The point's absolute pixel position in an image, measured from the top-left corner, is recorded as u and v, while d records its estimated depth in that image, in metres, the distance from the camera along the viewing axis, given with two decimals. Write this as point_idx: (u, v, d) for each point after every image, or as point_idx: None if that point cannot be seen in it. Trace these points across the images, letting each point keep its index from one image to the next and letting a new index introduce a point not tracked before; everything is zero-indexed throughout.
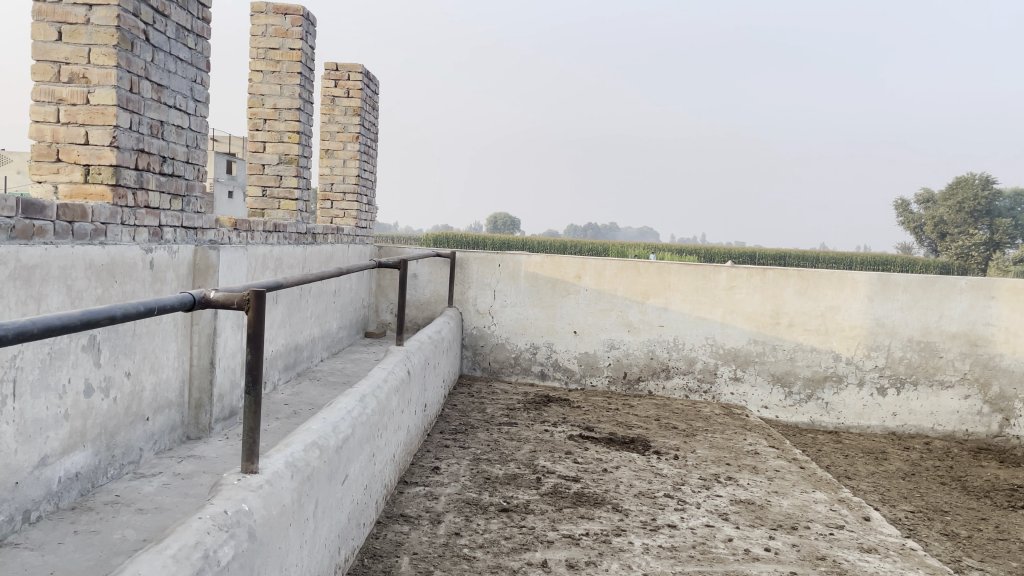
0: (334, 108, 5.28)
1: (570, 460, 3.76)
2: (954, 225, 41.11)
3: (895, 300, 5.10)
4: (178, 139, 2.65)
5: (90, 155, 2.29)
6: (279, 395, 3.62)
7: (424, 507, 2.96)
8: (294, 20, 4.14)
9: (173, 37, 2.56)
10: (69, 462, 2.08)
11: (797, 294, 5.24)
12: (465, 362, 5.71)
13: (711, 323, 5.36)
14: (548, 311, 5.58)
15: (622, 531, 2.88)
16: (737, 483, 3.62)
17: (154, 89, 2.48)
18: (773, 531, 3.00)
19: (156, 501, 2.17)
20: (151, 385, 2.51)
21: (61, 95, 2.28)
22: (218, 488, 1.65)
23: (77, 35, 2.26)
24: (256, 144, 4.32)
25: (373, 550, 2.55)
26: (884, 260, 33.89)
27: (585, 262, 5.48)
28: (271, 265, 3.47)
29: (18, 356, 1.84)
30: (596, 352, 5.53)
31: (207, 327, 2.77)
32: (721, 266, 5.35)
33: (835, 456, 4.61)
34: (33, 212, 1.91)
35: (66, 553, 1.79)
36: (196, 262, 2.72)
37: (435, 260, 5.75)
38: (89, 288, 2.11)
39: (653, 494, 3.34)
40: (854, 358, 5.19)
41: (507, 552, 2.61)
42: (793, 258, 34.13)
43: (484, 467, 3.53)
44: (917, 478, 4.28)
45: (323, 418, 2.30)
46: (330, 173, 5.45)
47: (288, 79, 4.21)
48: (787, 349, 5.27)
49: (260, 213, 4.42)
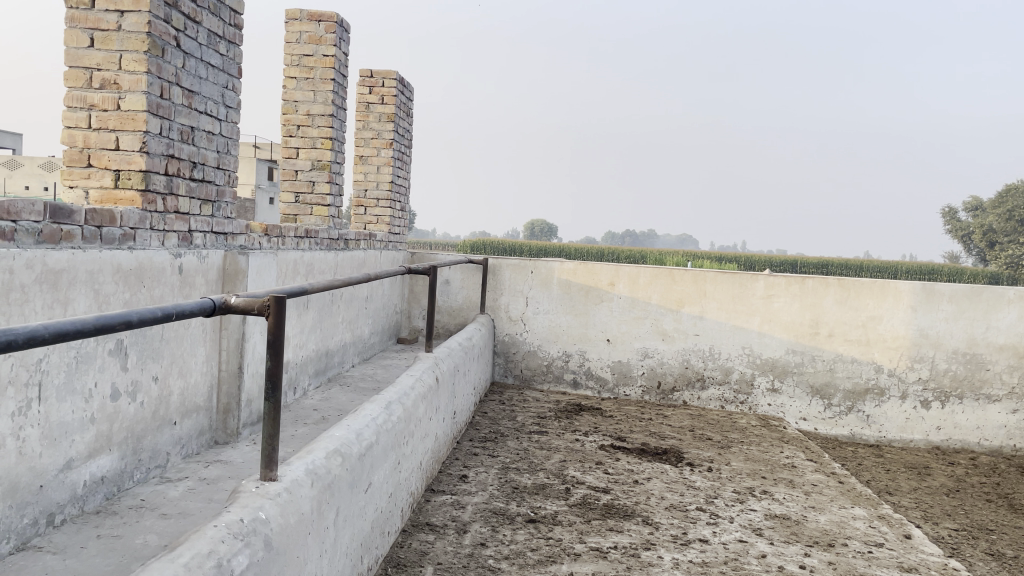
0: (369, 115, 5.31)
1: (600, 470, 3.69)
2: (1003, 234, 40.05)
3: (939, 311, 4.95)
4: (209, 145, 2.66)
5: (120, 161, 2.31)
6: (308, 400, 3.62)
7: (450, 516, 2.93)
8: (327, 27, 4.18)
9: (205, 43, 2.58)
10: (95, 466, 2.09)
11: (837, 303, 5.11)
12: (497, 369, 5.68)
13: (748, 332, 5.26)
14: (581, 319, 5.53)
15: (652, 545, 2.81)
16: (772, 497, 3.53)
17: (185, 95, 2.49)
18: (808, 548, 2.91)
19: (180, 506, 2.17)
20: (179, 390, 2.52)
21: (92, 101, 2.30)
22: (235, 495, 1.63)
23: (109, 41, 2.28)
24: (290, 150, 4.34)
25: (397, 559, 2.53)
26: (929, 269, 33.10)
27: (619, 269, 5.43)
28: (302, 270, 3.48)
29: (43, 360, 1.85)
30: (629, 361, 5.45)
31: (236, 332, 2.77)
32: (759, 274, 5.25)
33: (876, 470, 4.48)
34: (61, 217, 1.90)
35: (87, 557, 1.79)
36: (225, 267, 2.72)
37: (468, 266, 5.73)
38: (117, 293, 2.12)
39: (684, 507, 3.26)
40: (896, 370, 5.04)
41: (533, 564, 2.57)
42: (836, 267, 33.50)
43: (512, 477, 3.49)
44: (962, 495, 4.13)
45: (347, 425, 2.28)
46: (363, 179, 5.46)
47: (322, 86, 4.23)
48: (826, 360, 5.14)
49: (293, 218, 4.44)
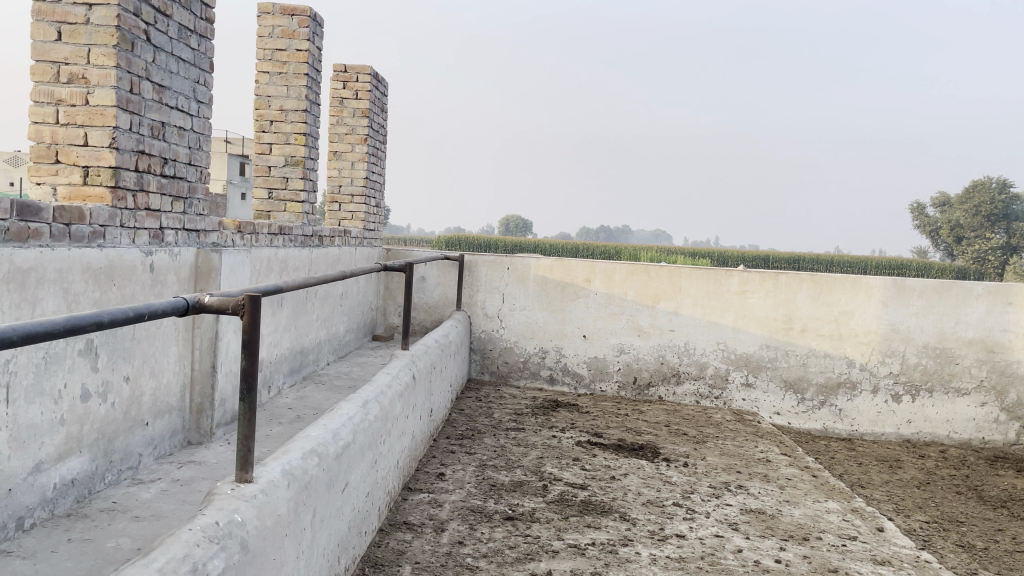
0: (343, 110, 5.26)
1: (577, 467, 3.70)
2: (970, 229, 40.76)
3: (910, 306, 5.02)
4: (180, 140, 2.62)
5: (89, 157, 2.26)
6: (283, 399, 3.59)
7: (428, 515, 2.92)
8: (300, 21, 4.13)
9: (175, 37, 2.54)
10: (66, 468, 2.05)
11: (810, 298, 5.16)
12: (473, 366, 5.67)
13: (723, 328, 5.29)
14: (557, 315, 5.53)
15: (629, 540, 2.82)
16: (748, 491, 3.56)
17: (155, 89, 2.45)
18: (784, 542, 2.94)
19: (153, 508, 2.13)
20: (151, 389, 2.48)
21: (60, 96, 2.26)
22: (210, 497, 1.61)
23: (77, 35, 2.23)
24: (263, 145, 4.29)
25: (374, 559, 2.51)
26: (898, 265, 33.57)
27: (595, 265, 5.44)
28: (276, 267, 3.44)
29: (11, 360, 1.81)
30: (605, 356, 5.47)
31: (209, 331, 2.74)
32: (733, 270, 5.28)
33: (849, 464, 4.54)
34: (28, 215, 1.86)
35: (57, 562, 1.75)
36: (198, 265, 2.68)
37: (444, 262, 5.71)
38: (87, 292, 2.07)
39: (661, 502, 3.28)
40: (868, 364, 5.10)
41: (511, 562, 2.56)
42: (808, 262, 33.88)
43: (489, 474, 3.48)
44: (933, 487, 4.19)
45: (323, 424, 2.26)
46: (338, 175, 5.42)
47: (295, 81, 4.19)
48: (799, 355, 5.20)
49: (266, 215, 4.38)
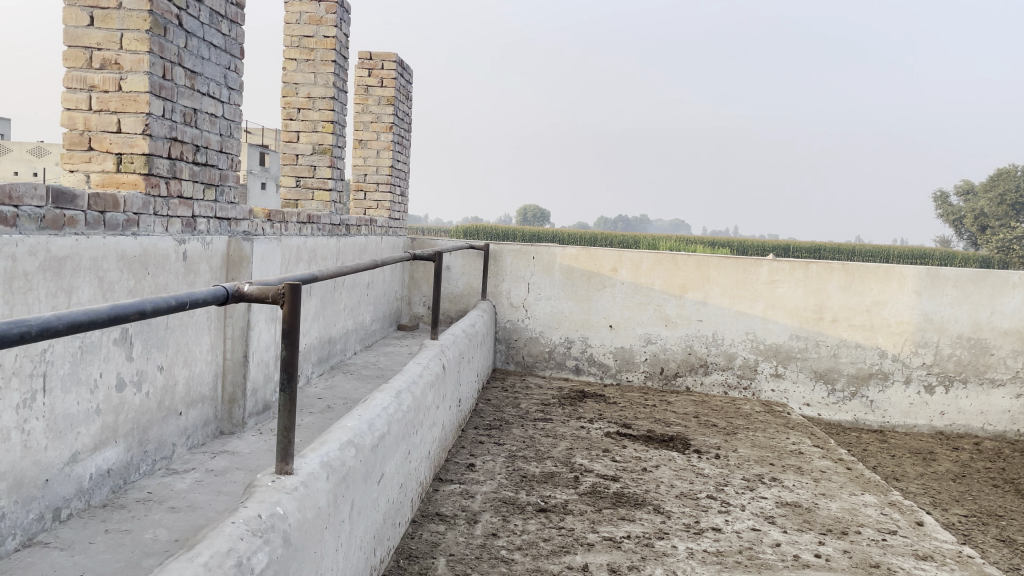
0: (368, 98, 5.23)
1: (608, 458, 3.66)
2: (995, 218, 40.21)
3: (944, 296, 4.92)
4: (212, 127, 2.59)
5: (122, 144, 2.23)
6: (312, 389, 3.57)
7: (460, 506, 2.89)
8: (328, 7, 4.09)
9: (207, 22, 2.50)
10: (101, 458, 2.03)
11: (842, 288, 5.07)
12: (499, 356, 5.63)
13: (752, 318, 5.22)
14: (583, 305, 5.48)
15: (665, 534, 2.78)
16: (782, 484, 3.50)
17: (187, 75, 2.42)
18: (822, 536, 2.88)
19: (189, 499, 2.11)
20: (184, 379, 2.46)
21: (93, 82, 2.23)
22: (251, 489, 1.57)
23: (109, 20, 2.20)
24: (291, 133, 4.27)
25: (409, 551, 2.48)
26: (922, 253, 33.00)
27: (622, 254, 5.37)
28: (305, 256, 3.42)
29: (48, 350, 1.79)
30: (632, 347, 5.41)
31: (241, 320, 2.71)
32: (763, 259, 5.20)
33: (881, 456, 4.46)
34: (63, 202, 1.84)
35: (96, 554, 1.73)
36: (230, 253, 2.66)
37: (469, 252, 5.67)
38: (122, 280, 2.05)
39: (695, 495, 3.23)
40: (900, 355, 5.01)
41: (547, 555, 2.53)
42: (829, 252, 33.57)
43: (520, 465, 3.44)
44: (968, 480, 4.11)
45: (358, 415, 2.22)
46: (363, 163, 5.38)
47: (322, 68, 4.16)
48: (830, 345, 5.11)
49: (294, 203, 4.37)
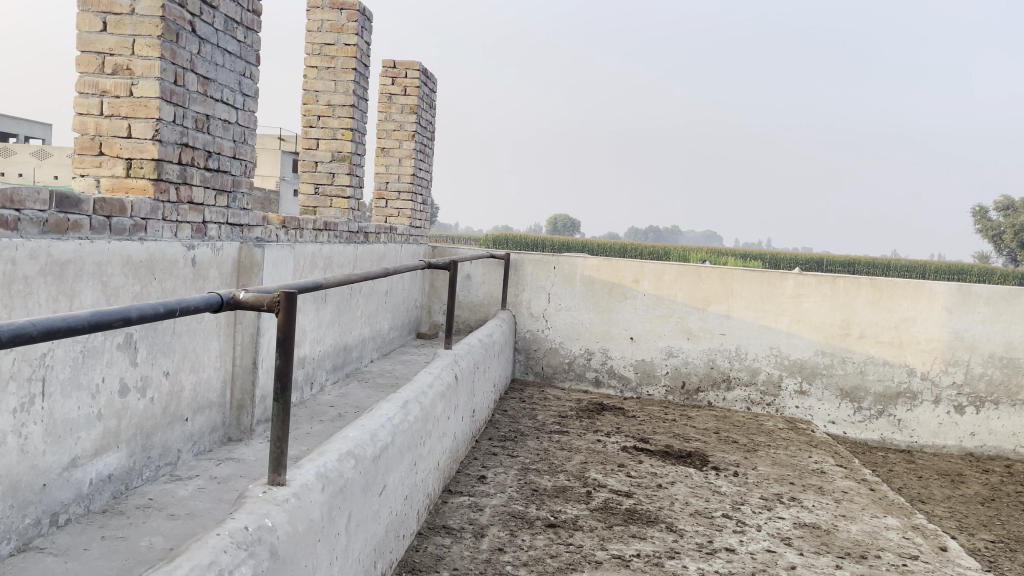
0: (391, 106, 5.24)
1: (623, 473, 3.59)
2: None
3: (976, 313, 4.78)
4: (224, 133, 2.60)
5: (132, 149, 2.24)
6: (325, 396, 3.56)
7: (468, 519, 2.85)
8: (349, 15, 4.12)
9: (221, 29, 2.51)
10: (102, 464, 2.02)
11: (869, 304, 4.95)
12: (518, 367, 5.59)
13: (777, 332, 5.12)
14: (604, 316, 5.42)
15: (676, 553, 2.71)
16: (801, 504, 3.41)
17: (199, 81, 2.42)
18: (840, 560, 2.80)
19: (189, 506, 2.10)
20: (191, 385, 2.45)
21: (105, 87, 2.24)
22: (241, 500, 1.55)
23: (122, 25, 2.21)
24: (310, 141, 4.29)
25: (412, 564, 2.44)
26: (958, 269, 32.24)
27: (644, 266, 5.31)
28: (320, 263, 3.41)
29: (47, 354, 1.79)
30: (653, 359, 5.34)
31: (250, 327, 2.71)
32: (788, 272, 5.10)
33: (907, 477, 4.33)
34: (67, 206, 1.84)
35: (89, 561, 1.72)
36: (241, 259, 2.65)
37: (489, 261, 5.66)
38: (127, 285, 2.05)
39: (710, 513, 3.15)
40: (929, 373, 4.88)
41: (553, 572, 2.47)
42: (863, 266, 33.05)
43: (532, 478, 3.39)
44: (998, 504, 3.97)
45: (361, 425, 2.19)
46: (385, 171, 5.38)
47: (343, 75, 4.16)
48: (857, 362, 4.99)
49: (312, 211, 4.39)
